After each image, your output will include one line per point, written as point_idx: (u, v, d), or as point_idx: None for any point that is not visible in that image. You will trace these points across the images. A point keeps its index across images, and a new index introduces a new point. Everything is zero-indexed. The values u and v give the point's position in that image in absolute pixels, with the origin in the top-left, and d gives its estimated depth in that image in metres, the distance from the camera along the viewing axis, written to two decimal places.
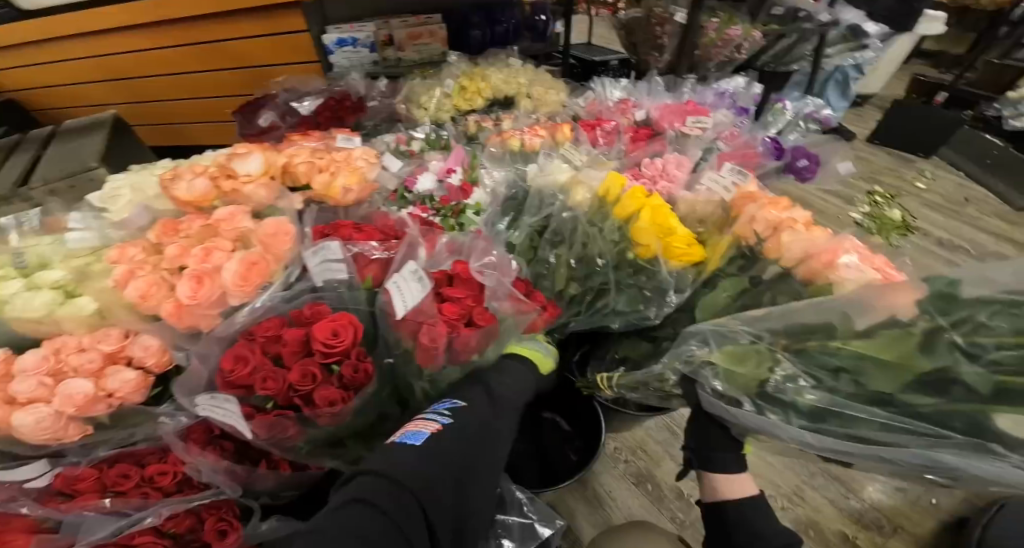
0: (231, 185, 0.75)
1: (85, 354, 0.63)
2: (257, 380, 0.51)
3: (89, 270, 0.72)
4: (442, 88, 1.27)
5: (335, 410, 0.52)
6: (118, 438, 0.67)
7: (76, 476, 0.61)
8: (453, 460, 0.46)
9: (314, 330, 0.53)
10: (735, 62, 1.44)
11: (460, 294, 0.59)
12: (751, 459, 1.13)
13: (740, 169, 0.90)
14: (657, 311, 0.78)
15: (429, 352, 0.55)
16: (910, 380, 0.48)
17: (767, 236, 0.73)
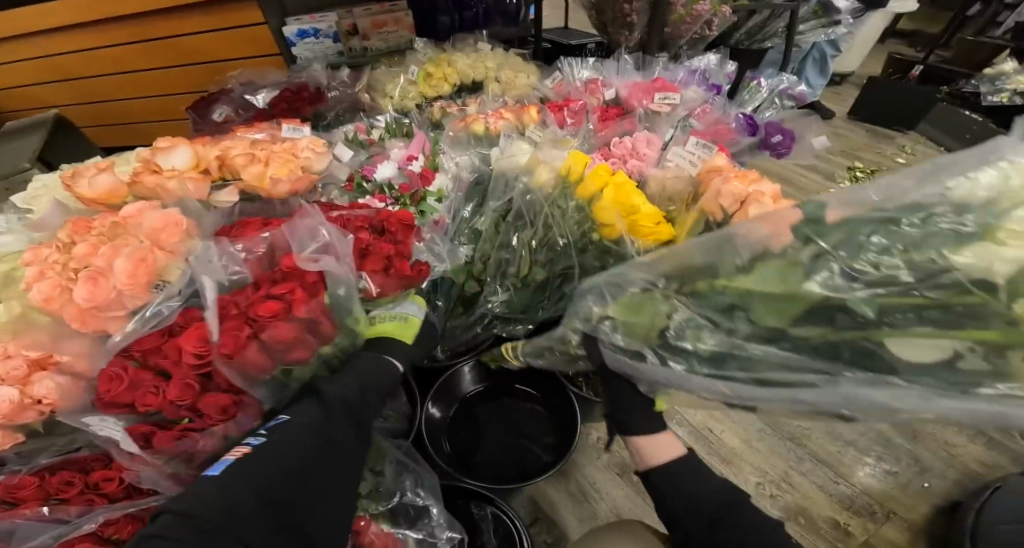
0: (153, 181, 0.71)
1: (9, 361, 0.58)
2: (137, 398, 0.51)
3: (13, 275, 0.67)
4: (406, 76, 1.21)
5: (229, 414, 0.54)
6: (62, 446, 0.65)
7: (16, 483, 0.58)
8: (268, 480, 0.46)
9: (182, 340, 0.52)
10: (707, 39, 1.40)
11: (280, 290, 0.55)
12: (740, 446, 1.08)
13: (707, 144, 0.88)
14: None
15: (257, 361, 0.53)
16: (800, 312, 0.47)
17: (734, 211, 0.67)
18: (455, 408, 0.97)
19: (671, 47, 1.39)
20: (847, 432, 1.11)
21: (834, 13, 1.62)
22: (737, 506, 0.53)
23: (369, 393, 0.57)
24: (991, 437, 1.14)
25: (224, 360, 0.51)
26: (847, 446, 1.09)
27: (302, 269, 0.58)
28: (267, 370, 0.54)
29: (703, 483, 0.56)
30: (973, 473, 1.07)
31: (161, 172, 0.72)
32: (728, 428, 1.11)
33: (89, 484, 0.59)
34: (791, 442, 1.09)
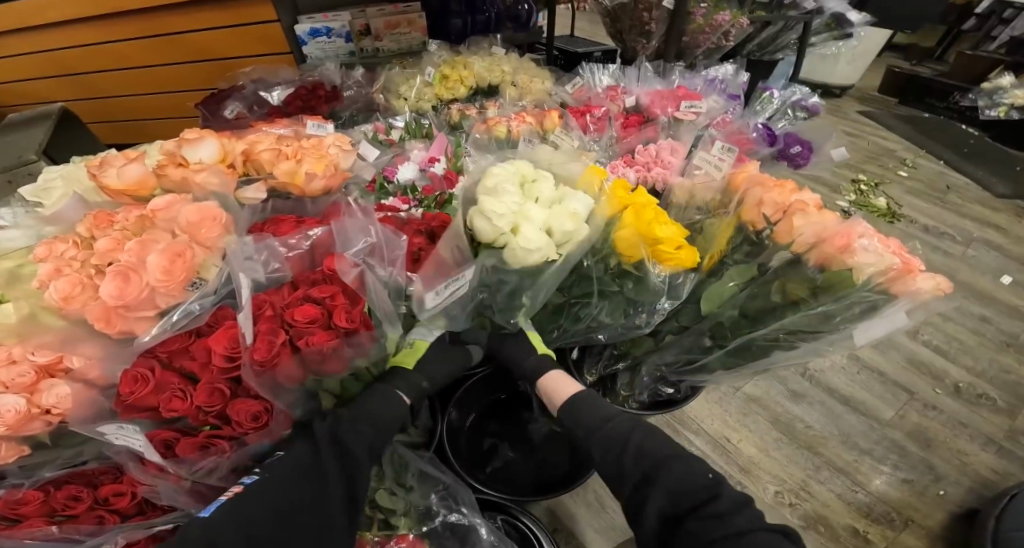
0: (181, 174, 0.68)
1: (15, 367, 0.53)
2: (163, 402, 0.48)
3: (20, 272, 0.63)
4: (422, 77, 1.19)
5: (259, 424, 0.51)
6: (66, 457, 0.59)
7: (18, 498, 0.52)
8: (247, 510, 0.47)
9: (214, 342, 0.50)
10: (723, 49, 1.42)
11: (325, 296, 0.54)
12: (756, 454, 1.08)
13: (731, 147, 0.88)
14: (646, 319, 0.76)
15: (289, 371, 0.51)
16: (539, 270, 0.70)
17: (776, 220, 0.70)
18: (472, 418, 0.91)
19: (687, 55, 1.42)
20: (862, 440, 1.13)
21: (846, 26, 1.67)
22: (651, 436, 0.58)
23: (359, 425, 0.54)
24: (1001, 446, 1.16)
25: (257, 368, 0.49)
26: (863, 455, 1.10)
27: (341, 276, 0.57)
28: (296, 377, 0.52)
29: (608, 415, 0.62)
30: (986, 481, 1.09)
31: (188, 165, 0.69)
32: (744, 437, 1.11)
33: (98, 499, 0.54)
34: (806, 450, 1.10)
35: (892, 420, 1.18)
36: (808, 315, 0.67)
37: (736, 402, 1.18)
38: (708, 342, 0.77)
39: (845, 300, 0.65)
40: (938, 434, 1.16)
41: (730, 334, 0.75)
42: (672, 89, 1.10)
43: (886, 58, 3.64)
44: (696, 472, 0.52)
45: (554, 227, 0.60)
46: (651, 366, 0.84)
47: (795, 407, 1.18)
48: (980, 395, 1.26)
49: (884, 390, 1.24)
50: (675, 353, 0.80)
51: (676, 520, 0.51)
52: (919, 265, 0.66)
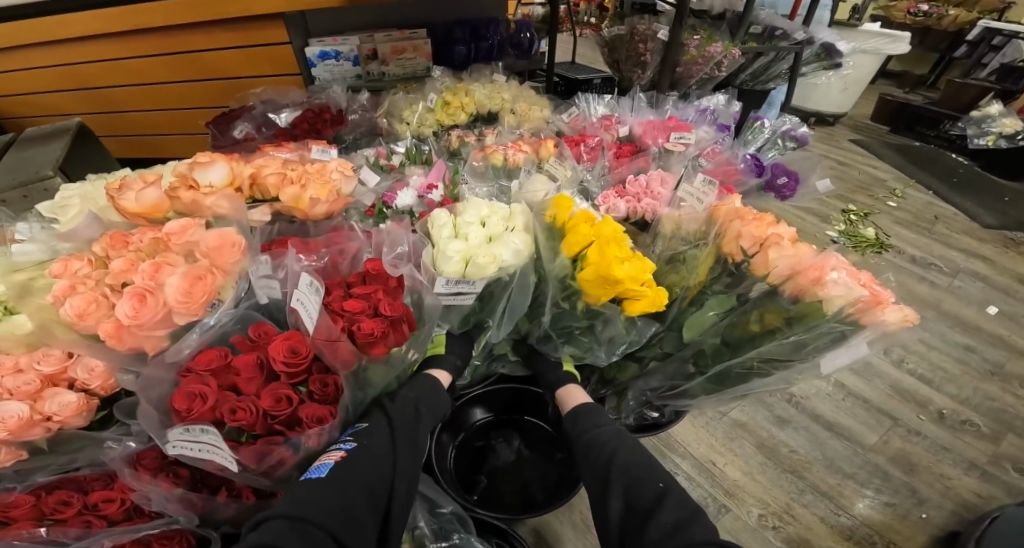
0: (191, 197, 0.72)
1: (22, 375, 0.58)
2: (226, 413, 0.49)
3: (30, 286, 0.66)
4: (424, 103, 1.23)
5: (325, 426, 0.54)
6: (59, 464, 0.62)
7: (10, 502, 0.55)
8: (360, 475, 0.52)
9: (271, 351, 0.52)
10: (716, 79, 1.47)
11: (368, 290, 0.59)
12: (739, 477, 1.10)
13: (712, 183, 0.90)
14: (607, 354, 0.78)
15: (346, 356, 0.55)
16: (489, 290, 0.73)
17: (753, 252, 0.74)
18: (463, 436, 0.92)
19: (681, 85, 1.48)
20: (845, 464, 1.15)
21: (837, 56, 1.73)
22: (627, 448, 0.65)
23: (420, 407, 0.64)
24: (983, 470, 1.17)
25: (326, 352, 0.55)
26: (845, 478, 1.12)
27: (386, 274, 0.63)
28: (350, 368, 0.57)
29: (600, 424, 0.70)
30: (968, 504, 1.10)
31: (199, 188, 0.73)
32: (730, 461, 1.13)
33: (87, 505, 0.56)
34: (791, 474, 1.12)
35: (876, 445, 1.20)
36: (781, 343, 0.71)
37: (723, 427, 1.20)
38: (690, 369, 0.80)
39: (817, 329, 0.69)
40: (921, 459, 1.18)
41: (709, 361, 0.78)
42: (663, 120, 1.14)
43: (881, 86, 3.72)
44: (651, 481, 0.59)
45: (471, 261, 0.64)
46: (636, 391, 0.87)
47: (781, 432, 1.21)
48: (964, 422, 1.27)
49: (868, 416, 1.26)
50: (659, 379, 0.83)
51: (631, 523, 0.56)
52: (889, 297, 0.70)
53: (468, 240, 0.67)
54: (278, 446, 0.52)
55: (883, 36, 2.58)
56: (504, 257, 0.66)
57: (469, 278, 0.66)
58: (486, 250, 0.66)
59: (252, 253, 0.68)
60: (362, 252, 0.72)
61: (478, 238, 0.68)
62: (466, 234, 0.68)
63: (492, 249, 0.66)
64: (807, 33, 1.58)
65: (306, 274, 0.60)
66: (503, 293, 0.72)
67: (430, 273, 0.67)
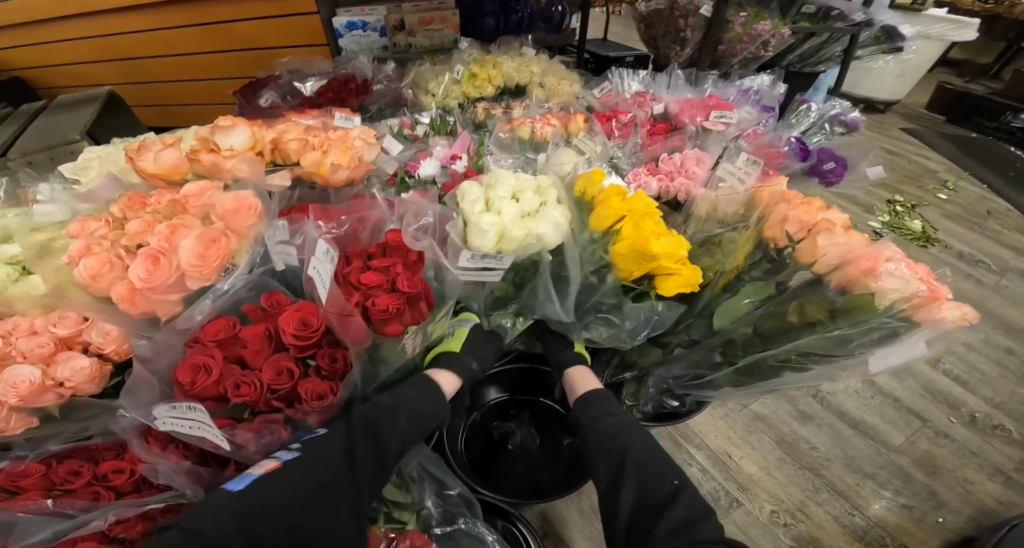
0: (211, 159, 0.70)
1: (37, 337, 0.58)
2: (229, 388, 0.47)
3: (47, 245, 0.65)
4: (450, 75, 1.19)
5: (325, 403, 0.51)
6: (71, 432, 0.62)
7: (20, 471, 0.55)
8: (284, 493, 0.47)
9: (281, 323, 0.50)
10: (761, 59, 1.39)
11: (387, 263, 0.56)
12: (755, 472, 1.08)
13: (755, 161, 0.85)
14: (631, 336, 0.72)
15: (357, 332, 0.52)
16: (522, 268, 0.69)
17: (800, 238, 0.70)
18: (475, 417, 0.89)
19: (722, 64, 1.40)
20: (866, 464, 1.11)
21: (897, 40, 1.61)
22: (642, 441, 0.61)
23: (397, 419, 0.56)
24: (1008, 476, 1.12)
25: (336, 325, 0.52)
26: (865, 478, 1.08)
27: (406, 247, 0.60)
28: (362, 345, 0.54)
29: (612, 412, 0.66)
30: (987, 509, 1.06)
31: (219, 151, 0.71)
32: (746, 455, 1.11)
33: (97, 475, 0.55)
34: (808, 471, 1.09)
35: (900, 446, 1.15)
36: (823, 336, 0.66)
37: (742, 419, 1.16)
38: (717, 358, 0.76)
39: (865, 324, 0.64)
40: (946, 462, 1.13)
41: (739, 352, 0.74)
42: (702, 99, 1.07)
43: (938, 75, 3.49)
44: (665, 476, 0.56)
45: (506, 235, 0.62)
46: (658, 377, 0.82)
47: (802, 428, 1.17)
48: (995, 426, 1.21)
49: (896, 415, 1.21)
50: (683, 367, 0.78)
51: (641, 519, 0.53)
52: (947, 293, 0.65)
53: (502, 214, 0.64)
54: (280, 423, 0.51)
55: (948, 21, 2.38)
56: (542, 231, 0.63)
57: (501, 254, 0.62)
58: (524, 225, 0.63)
59: (269, 217, 0.67)
60: (383, 221, 0.69)
61: (515, 212, 0.65)
62: (503, 206, 0.65)
63: (529, 224, 0.63)
64: (866, 14, 1.47)
65: (323, 242, 0.58)
66: (537, 274, 0.69)
67: (457, 245, 0.62)
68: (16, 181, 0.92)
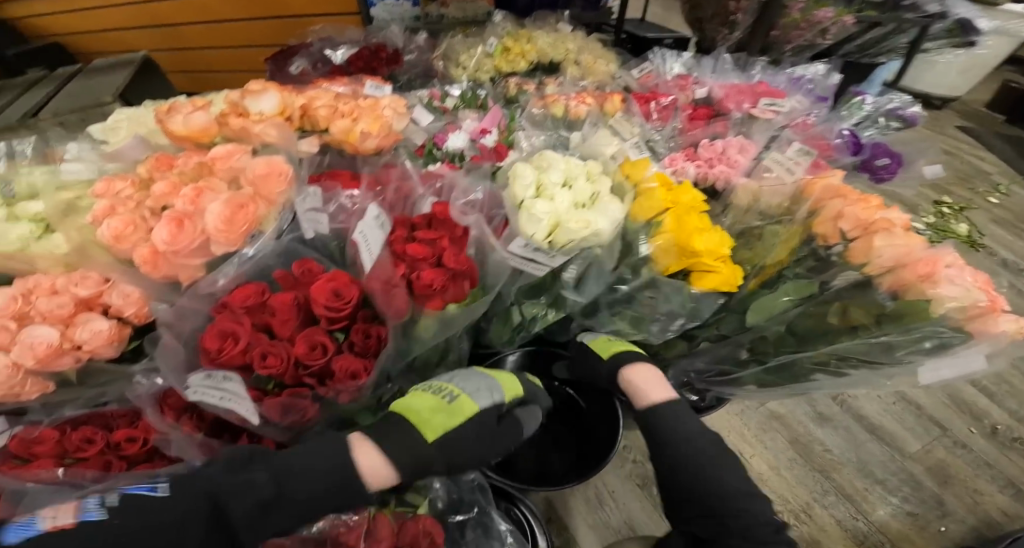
0: (241, 124, 0.69)
1: (57, 297, 0.56)
2: (257, 358, 0.47)
3: (74, 204, 0.66)
4: (482, 47, 1.14)
5: (356, 382, 0.50)
6: (87, 398, 0.63)
7: (33, 439, 0.55)
8: None
9: (313, 293, 0.51)
10: (817, 48, 1.31)
11: (432, 238, 0.56)
12: (765, 472, 1.11)
13: (807, 150, 0.79)
14: (662, 333, 0.71)
15: (398, 306, 0.54)
16: (572, 262, 0.67)
17: (855, 236, 0.65)
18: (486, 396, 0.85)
19: (773, 50, 1.32)
20: (877, 469, 1.14)
21: (971, 35, 1.51)
22: (724, 462, 0.51)
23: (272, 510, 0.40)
24: (1019, 489, 1.16)
25: (379, 297, 0.55)
26: (874, 484, 1.11)
27: (453, 221, 0.59)
28: (401, 319, 0.55)
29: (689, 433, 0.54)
30: (992, 521, 1.09)
31: (248, 116, 0.70)
32: (757, 453, 1.14)
33: (109, 445, 0.56)
34: (819, 473, 1.11)
35: (916, 453, 1.18)
36: (867, 342, 0.62)
37: (758, 417, 1.20)
38: (744, 354, 0.72)
39: (914, 331, 0.60)
40: (959, 472, 1.16)
41: (770, 351, 0.70)
42: (750, 86, 1.00)
43: (1001, 73, 3.29)
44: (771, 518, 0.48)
45: (561, 227, 0.59)
46: (678, 371, 0.77)
47: (818, 430, 1.20)
48: (1015, 439, 1.24)
49: (916, 423, 1.23)
50: (706, 361, 0.74)
51: None
52: (1005, 305, 0.60)
53: (554, 202, 0.61)
54: (306, 399, 0.50)
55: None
56: (600, 225, 0.61)
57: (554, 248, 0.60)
58: (583, 219, 0.60)
59: (299, 184, 0.65)
60: (418, 193, 0.67)
61: (573, 202, 0.62)
62: (559, 195, 0.62)
63: (587, 217, 0.60)
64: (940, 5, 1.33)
65: (376, 210, 0.60)
66: (582, 266, 0.67)
67: (509, 233, 0.62)
68: (45, 139, 0.91)
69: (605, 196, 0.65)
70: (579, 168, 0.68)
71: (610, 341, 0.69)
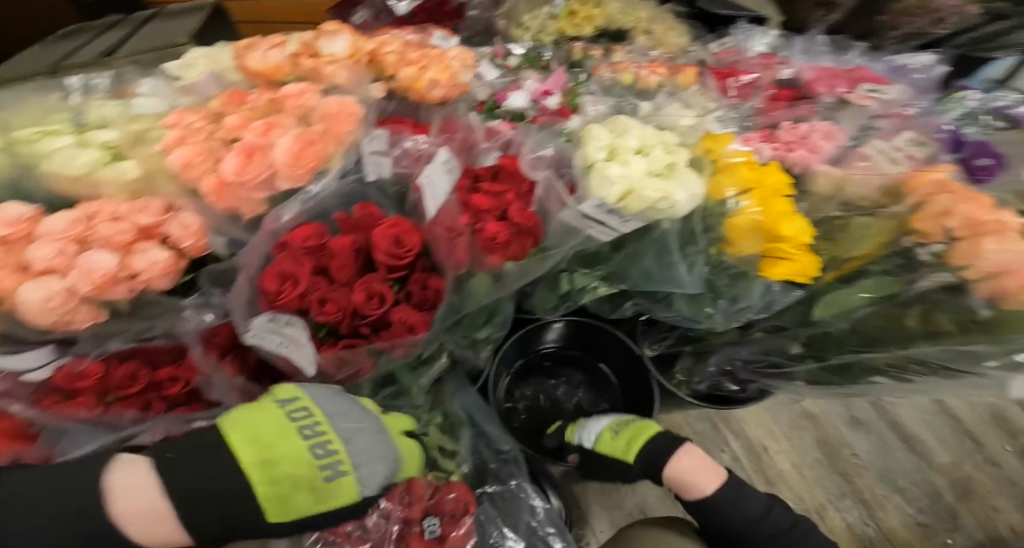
0: (312, 64, 0.68)
1: (119, 224, 0.56)
2: (314, 304, 0.46)
3: (144, 135, 0.66)
4: (547, 8, 1.08)
5: (413, 337, 0.49)
6: (136, 330, 0.61)
7: (78, 373, 0.54)
8: None
9: (374, 239, 0.49)
10: (930, 38, 1.18)
11: (499, 190, 0.57)
12: (785, 469, 1.12)
13: (919, 141, 0.77)
14: (723, 321, 0.72)
15: (459, 256, 0.53)
16: (639, 233, 0.65)
17: (961, 237, 0.57)
18: (518, 363, 0.88)
19: (877, 38, 1.22)
20: (899, 478, 1.13)
21: None
22: None
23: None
24: None
25: (440, 246, 0.53)
26: (895, 492, 1.11)
27: (521, 174, 0.59)
28: (460, 270, 0.55)
29: None
30: (999, 538, 1.09)
31: (319, 57, 0.69)
32: (782, 450, 1.14)
33: (152, 383, 0.57)
34: (840, 476, 1.12)
35: (942, 465, 1.16)
36: (944, 350, 0.59)
37: (790, 414, 1.18)
38: (798, 349, 0.75)
39: (1009, 344, 0.55)
40: (980, 487, 1.15)
41: (831, 349, 0.71)
42: (845, 70, 0.95)
43: None
44: None
45: (634, 195, 0.56)
46: (722, 357, 0.82)
47: (849, 433, 1.18)
48: None
49: (950, 434, 1.20)
50: (751, 351, 0.79)
51: None
52: None
53: (629, 167, 0.58)
54: (361, 350, 0.49)
55: None
56: (677, 197, 0.57)
57: (625, 214, 0.57)
58: (662, 189, 0.56)
59: (369, 127, 0.64)
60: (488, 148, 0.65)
61: (653, 170, 0.59)
62: (639, 161, 0.59)
63: (665, 187, 0.57)
64: None
65: (445, 155, 0.59)
66: (648, 241, 0.65)
67: (579, 195, 0.59)
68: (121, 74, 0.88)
69: (687, 169, 0.61)
70: (662, 139, 0.64)
71: (613, 434, 0.76)
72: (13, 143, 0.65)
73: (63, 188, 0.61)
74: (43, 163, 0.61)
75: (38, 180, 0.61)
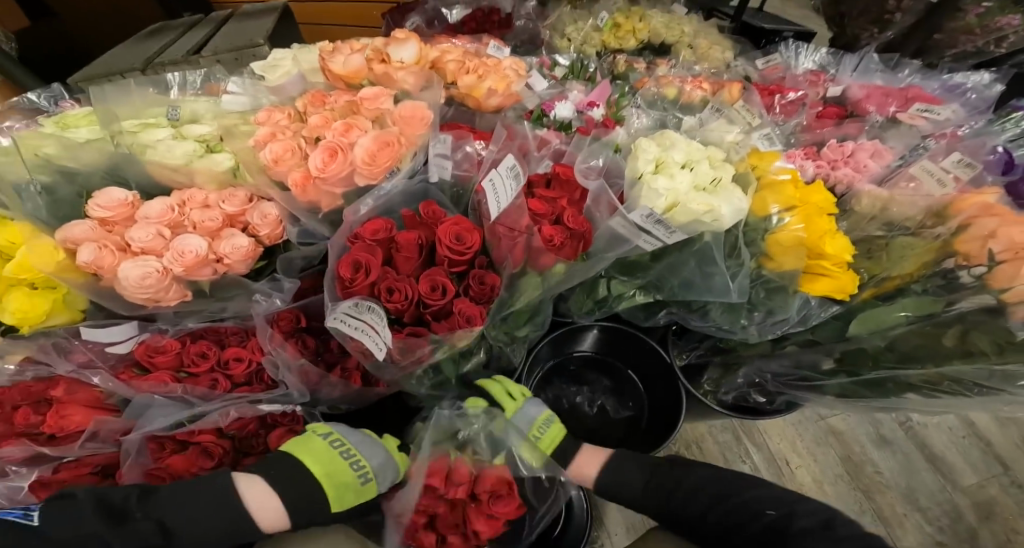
0: (383, 69, 0.72)
1: (209, 211, 0.62)
2: (383, 293, 0.51)
3: (234, 129, 0.71)
4: (592, 21, 1.13)
5: (472, 328, 0.52)
6: (209, 311, 0.68)
7: (157, 348, 0.61)
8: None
9: (439, 234, 0.53)
10: (985, 56, 1.18)
11: (553, 196, 0.62)
12: (806, 483, 1.13)
13: (969, 163, 0.75)
14: (759, 332, 0.72)
15: (516, 255, 0.57)
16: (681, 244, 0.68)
17: (1004, 260, 0.59)
18: (550, 363, 0.87)
19: (930, 53, 1.23)
20: (923, 498, 1.13)
21: None
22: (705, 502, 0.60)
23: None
24: None
25: (499, 246, 0.58)
26: (915, 511, 1.11)
27: (576, 182, 0.64)
28: (516, 267, 0.58)
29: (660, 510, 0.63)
30: None
31: (389, 62, 0.73)
32: (804, 465, 1.15)
33: (219, 362, 0.61)
34: (861, 493, 1.12)
35: (968, 487, 1.16)
36: (979, 369, 0.60)
37: (814, 430, 1.19)
38: (831, 365, 0.73)
39: None
40: (1004, 510, 1.14)
41: (866, 365, 0.70)
42: (897, 88, 0.97)
43: None
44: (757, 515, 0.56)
45: (681, 207, 0.59)
46: (751, 369, 0.79)
47: (875, 452, 1.18)
48: None
49: (980, 458, 1.20)
50: (782, 364, 0.76)
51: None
52: None
53: (675, 180, 0.61)
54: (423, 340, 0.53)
55: None
56: (722, 209, 0.60)
57: (672, 224, 0.60)
58: (709, 201, 0.60)
59: (436, 129, 0.68)
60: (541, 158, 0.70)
61: (702, 184, 0.62)
62: (689, 174, 0.62)
63: (713, 200, 0.60)
64: None
65: (510, 159, 0.62)
66: (689, 251, 0.67)
67: (629, 204, 0.62)
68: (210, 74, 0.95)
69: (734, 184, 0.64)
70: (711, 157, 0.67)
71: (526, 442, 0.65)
72: (121, 133, 0.72)
73: (162, 175, 0.68)
74: (146, 152, 0.68)
75: (140, 165, 0.69)
